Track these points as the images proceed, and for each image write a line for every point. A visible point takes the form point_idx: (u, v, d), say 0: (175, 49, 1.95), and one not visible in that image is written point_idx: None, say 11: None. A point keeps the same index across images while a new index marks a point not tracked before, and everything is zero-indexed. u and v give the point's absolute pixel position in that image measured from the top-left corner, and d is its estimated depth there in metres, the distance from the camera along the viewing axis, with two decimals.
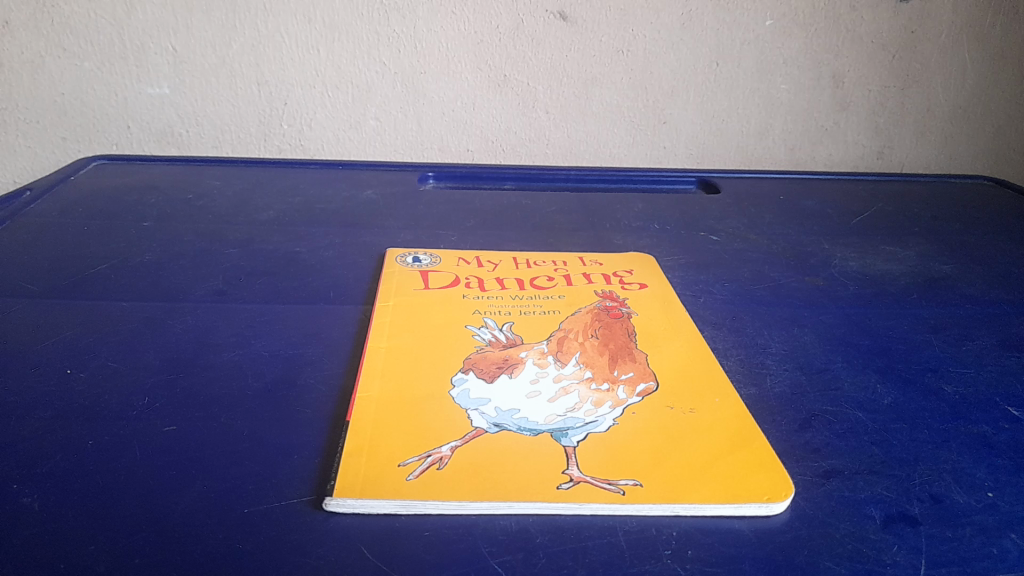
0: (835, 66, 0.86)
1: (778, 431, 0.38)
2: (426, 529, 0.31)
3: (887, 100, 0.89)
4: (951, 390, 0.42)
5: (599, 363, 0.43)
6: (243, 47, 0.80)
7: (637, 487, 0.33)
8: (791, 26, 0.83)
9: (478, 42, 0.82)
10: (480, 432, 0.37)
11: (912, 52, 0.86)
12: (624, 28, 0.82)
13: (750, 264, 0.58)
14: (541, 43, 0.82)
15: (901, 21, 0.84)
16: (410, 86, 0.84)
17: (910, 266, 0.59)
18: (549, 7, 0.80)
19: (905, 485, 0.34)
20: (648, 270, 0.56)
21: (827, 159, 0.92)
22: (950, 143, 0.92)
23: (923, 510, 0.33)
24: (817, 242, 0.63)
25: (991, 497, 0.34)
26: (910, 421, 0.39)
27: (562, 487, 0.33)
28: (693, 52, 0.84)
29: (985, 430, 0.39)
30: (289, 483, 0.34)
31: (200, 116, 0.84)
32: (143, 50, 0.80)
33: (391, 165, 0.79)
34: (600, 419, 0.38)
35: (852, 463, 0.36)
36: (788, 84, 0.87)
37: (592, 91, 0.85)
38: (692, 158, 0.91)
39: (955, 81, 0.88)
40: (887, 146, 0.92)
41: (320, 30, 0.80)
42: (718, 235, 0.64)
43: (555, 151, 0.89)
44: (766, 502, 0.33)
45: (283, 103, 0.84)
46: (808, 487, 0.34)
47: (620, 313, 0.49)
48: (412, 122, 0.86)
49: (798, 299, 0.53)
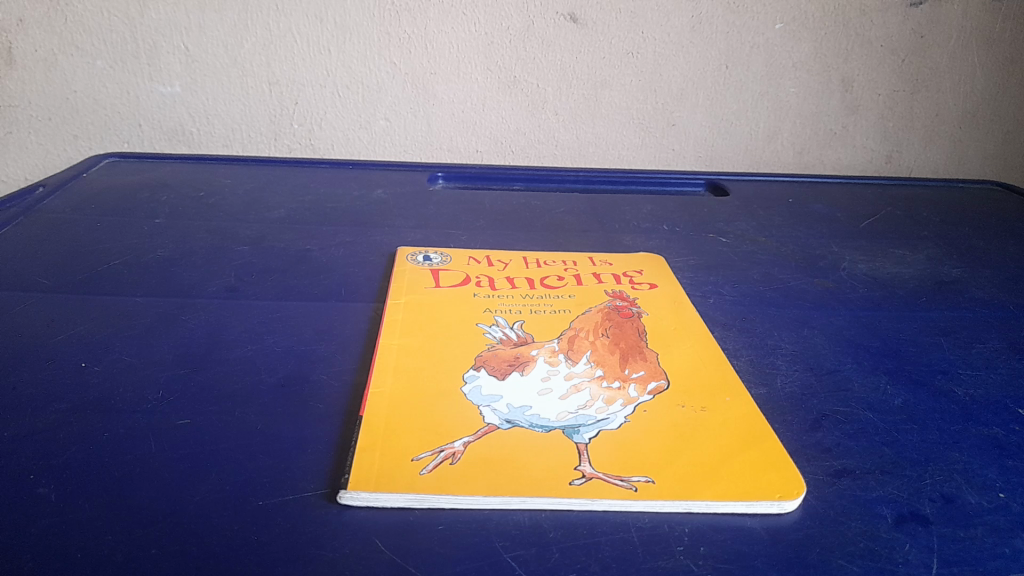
0: (845, 71, 0.86)
1: (790, 431, 0.38)
2: (440, 523, 0.32)
3: (896, 104, 0.89)
4: (962, 392, 0.42)
5: (610, 362, 0.43)
6: (254, 47, 0.81)
7: (649, 484, 0.34)
8: (800, 30, 0.83)
9: (489, 44, 0.82)
10: (492, 428, 0.37)
11: (921, 57, 0.86)
12: (634, 30, 0.82)
13: (760, 266, 0.58)
14: (551, 45, 0.82)
15: (911, 25, 0.84)
16: (419, 87, 0.84)
17: (920, 269, 0.59)
18: (560, 9, 0.80)
19: (916, 485, 0.34)
20: (658, 271, 0.56)
21: (835, 163, 0.92)
22: (957, 148, 0.92)
23: (934, 510, 0.33)
24: (826, 245, 0.63)
25: (1002, 498, 0.34)
26: (921, 422, 0.39)
27: (574, 483, 0.34)
28: (702, 55, 0.84)
29: (996, 431, 0.39)
30: (303, 476, 0.34)
31: (211, 115, 0.84)
32: (155, 50, 0.80)
33: (401, 166, 0.79)
34: (612, 417, 0.38)
35: (864, 463, 0.36)
36: (797, 88, 0.87)
37: (602, 94, 0.86)
38: (701, 160, 0.91)
39: (964, 86, 0.88)
40: (896, 150, 0.92)
41: (331, 30, 0.80)
42: (727, 236, 0.64)
43: (564, 152, 0.89)
44: (778, 499, 0.33)
45: (294, 103, 0.84)
46: (819, 486, 0.34)
47: (631, 312, 0.49)
48: (421, 122, 0.86)
49: (807, 301, 0.53)
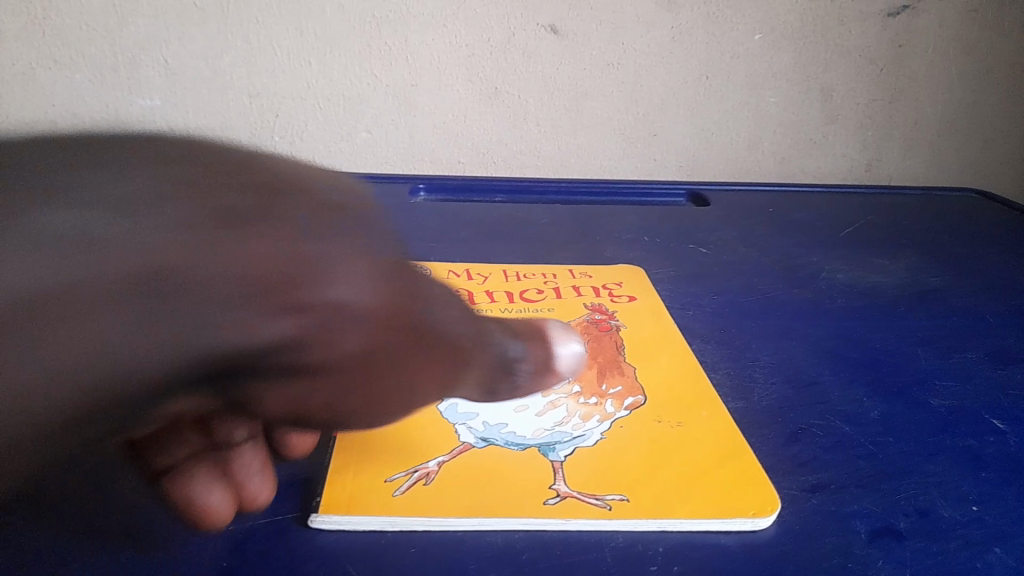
0: (824, 80, 0.86)
1: (766, 445, 0.38)
2: (412, 546, 0.31)
3: (876, 113, 0.89)
4: (939, 404, 0.42)
5: (587, 377, 0.43)
6: (235, 59, 0.80)
7: (623, 502, 0.33)
8: (780, 40, 0.83)
9: (470, 56, 0.82)
10: (467, 447, 0.37)
11: (900, 67, 0.86)
12: (614, 42, 0.82)
13: (740, 277, 0.58)
14: (532, 56, 0.82)
15: (889, 35, 0.84)
16: (400, 100, 0.84)
17: (899, 278, 0.59)
18: (541, 20, 0.80)
19: (891, 499, 0.34)
20: (637, 282, 0.57)
21: (816, 172, 0.92)
22: (937, 156, 0.93)
23: (909, 524, 0.33)
24: (806, 254, 0.64)
25: (977, 511, 0.34)
26: (898, 434, 0.39)
27: (548, 502, 0.33)
28: (683, 65, 0.84)
29: (972, 443, 0.39)
30: (276, 499, 0.34)
31: (192, 128, 0.84)
32: (135, 63, 0.80)
33: (383, 178, 0.78)
34: (588, 433, 0.38)
35: (840, 477, 0.36)
36: (778, 98, 0.87)
37: (583, 104, 0.86)
38: (683, 170, 0.91)
39: (942, 95, 0.89)
40: (876, 159, 0.92)
41: (312, 43, 0.80)
42: (708, 247, 0.64)
43: (546, 163, 0.89)
44: (753, 516, 0.33)
45: (275, 115, 0.84)
46: (795, 501, 0.34)
47: (609, 325, 0.49)
48: (403, 134, 0.86)
49: (786, 312, 0.53)
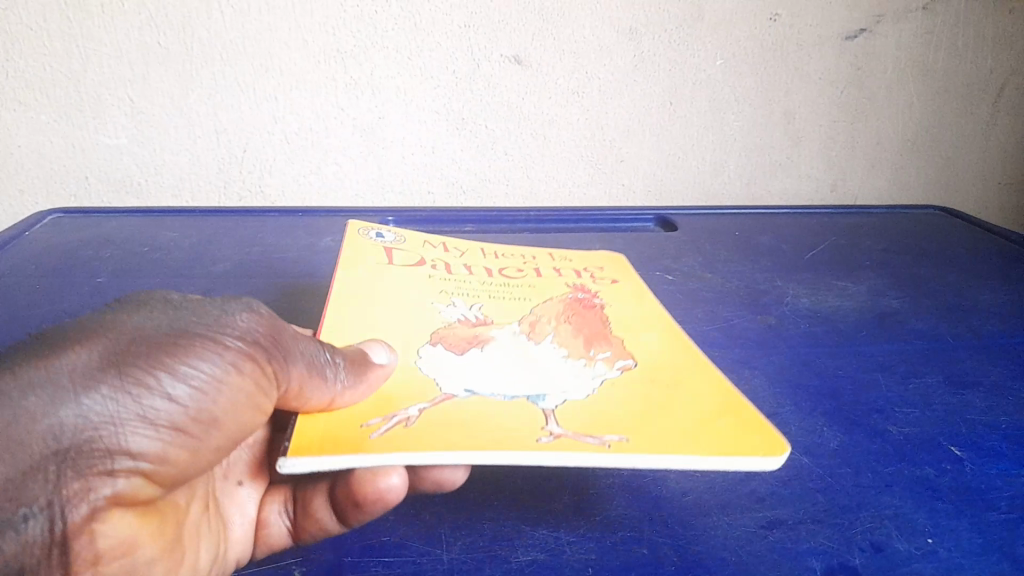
0: (786, 104, 0.88)
1: (727, 482, 0.39)
2: None
3: (838, 134, 0.90)
4: (897, 431, 0.43)
5: (575, 343, 0.45)
6: (200, 96, 0.80)
7: (621, 443, 0.33)
8: (741, 65, 0.85)
9: (435, 88, 0.82)
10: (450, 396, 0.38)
11: (860, 88, 0.88)
12: (578, 71, 0.83)
13: (704, 305, 0.59)
14: (497, 86, 0.83)
15: (848, 58, 0.86)
16: (368, 133, 0.84)
17: (861, 302, 0.60)
18: (505, 52, 0.81)
19: (848, 533, 0.35)
20: (618, 270, 0.59)
21: (782, 192, 0.93)
22: (900, 174, 0.94)
23: (864, 560, 0.33)
24: (770, 279, 0.64)
25: (931, 543, 0.34)
26: (856, 464, 0.40)
27: (540, 440, 0.33)
28: (647, 92, 0.85)
29: (928, 472, 0.39)
30: None
31: (159, 165, 0.84)
32: (100, 102, 0.80)
33: (351, 212, 0.78)
34: (578, 387, 0.40)
35: (797, 513, 0.36)
36: (742, 121, 0.88)
37: (550, 132, 0.86)
38: (652, 194, 0.92)
39: (902, 115, 0.90)
40: (840, 178, 0.94)
41: (277, 78, 0.80)
42: (673, 274, 0.65)
43: (515, 191, 0.90)
44: (763, 456, 0.32)
45: (243, 151, 0.84)
46: (752, 539, 0.35)
47: (594, 303, 0.51)
48: (372, 166, 0.86)
49: (749, 340, 0.53)
